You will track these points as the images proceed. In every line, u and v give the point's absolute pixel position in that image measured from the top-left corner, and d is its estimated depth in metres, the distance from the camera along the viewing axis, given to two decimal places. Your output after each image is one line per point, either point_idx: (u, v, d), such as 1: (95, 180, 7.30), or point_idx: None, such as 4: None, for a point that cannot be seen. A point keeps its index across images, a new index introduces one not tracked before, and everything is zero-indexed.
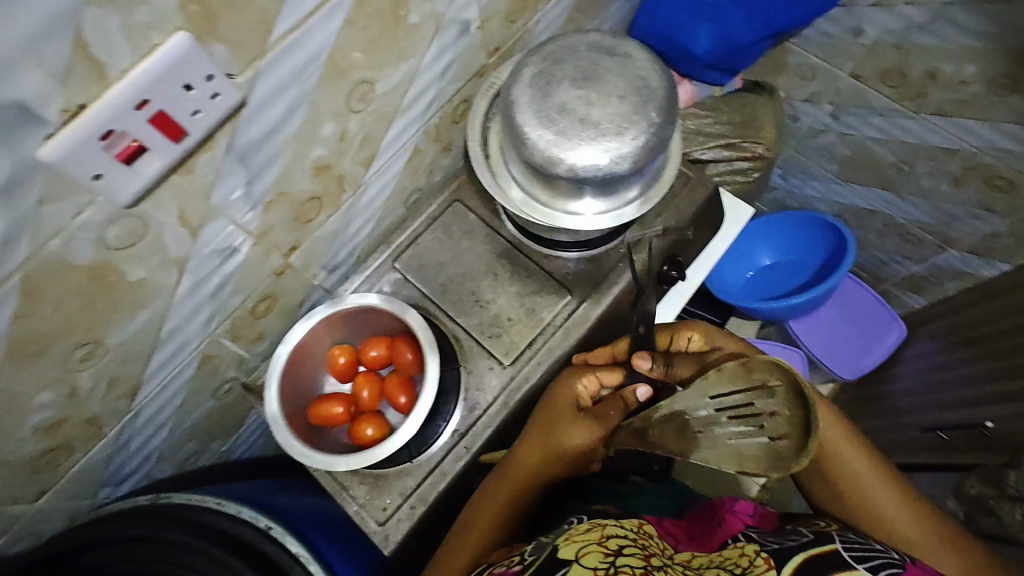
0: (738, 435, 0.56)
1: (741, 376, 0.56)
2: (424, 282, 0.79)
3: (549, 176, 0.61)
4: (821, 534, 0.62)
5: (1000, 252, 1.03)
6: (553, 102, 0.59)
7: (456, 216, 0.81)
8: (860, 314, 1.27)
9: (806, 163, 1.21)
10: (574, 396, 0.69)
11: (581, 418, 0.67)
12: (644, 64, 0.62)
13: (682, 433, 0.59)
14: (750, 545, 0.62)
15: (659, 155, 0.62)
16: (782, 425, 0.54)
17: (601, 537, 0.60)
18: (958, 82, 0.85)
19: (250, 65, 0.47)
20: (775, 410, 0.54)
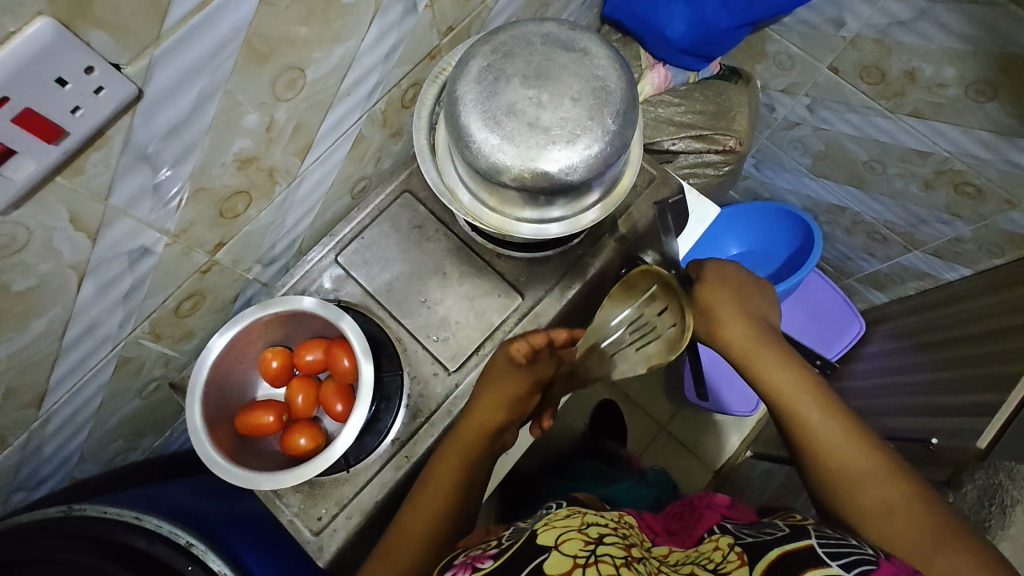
0: (639, 343, 0.66)
1: (625, 294, 0.67)
2: (369, 278, 0.74)
3: (497, 183, 0.56)
4: (796, 527, 0.55)
5: (963, 256, 1.02)
6: (500, 102, 0.54)
7: (405, 208, 0.76)
8: (823, 309, 1.27)
9: (778, 155, 1.18)
10: (506, 352, 0.63)
11: (521, 373, 0.64)
12: (604, 63, 0.57)
13: (605, 356, 0.68)
14: (724, 537, 0.57)
15: (617, 162, 0.58)
16: (670, 315, 0.66)
17: (582, 525, 0.55)
18: (937, 85, 0.82)
19: (143, 53, 0.41)
20: (660, 304, 0.66)
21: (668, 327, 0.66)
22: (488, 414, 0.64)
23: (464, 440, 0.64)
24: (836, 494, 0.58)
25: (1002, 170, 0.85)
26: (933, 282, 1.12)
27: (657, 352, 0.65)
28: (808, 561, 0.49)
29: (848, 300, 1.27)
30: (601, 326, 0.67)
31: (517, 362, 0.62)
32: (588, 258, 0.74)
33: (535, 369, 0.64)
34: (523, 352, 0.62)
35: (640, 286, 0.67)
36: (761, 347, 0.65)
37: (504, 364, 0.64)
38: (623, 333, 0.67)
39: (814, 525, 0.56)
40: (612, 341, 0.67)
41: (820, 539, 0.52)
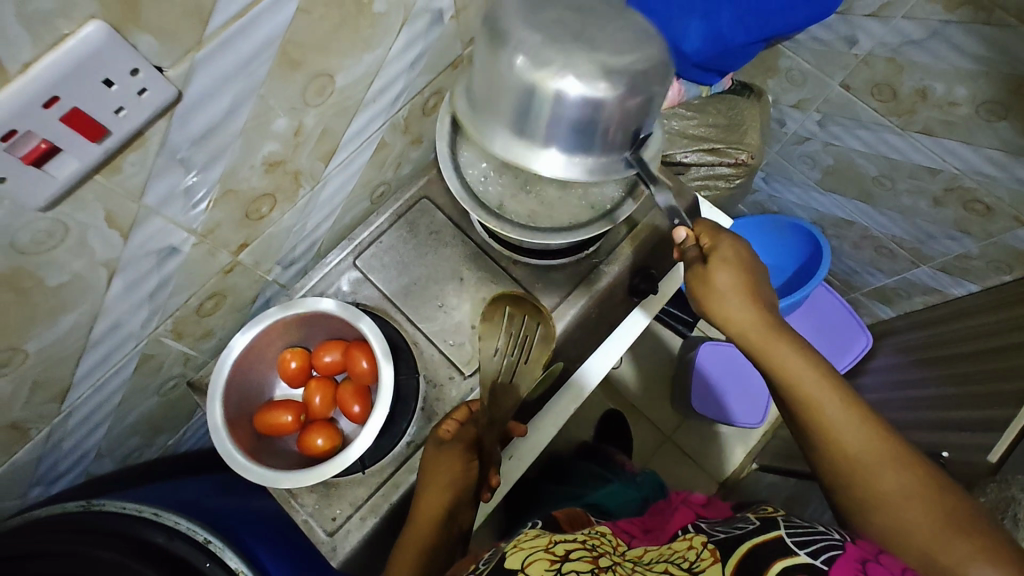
0: (524, 357, 0.70)
1: (493, 326, 0.71)
2: (386, 282, 0.75)
3: (514, 91, 0.52)
4: (767, 520, 0.54)
5: (971, 273, 1.03)
6: (541, 17, 0.52)
7: (423, 214, 0.77)
8: (829, 323, 1.27)
9: (788, 169, 1.19)
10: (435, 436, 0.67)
11: (451, 452, 0.66)
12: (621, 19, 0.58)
13: (508, 387, 0.70)
14: (698, 536, 0.56)
15: (644, 110, 0.54)
16: (530, 321, 0.71)
17: (549, 543, 0.56)
18: (948, 104, 0.83)
19: (184, 57, 0.42)
20: (521, 318, 0.71)
21: (534, 333, 0.71)
22: (436, 495, 0.65)
23: (420, 523, 0.65)
24: (849, 484, 0.56)
25: (1012, 189, 0.87)
26: (940, 298, 1.13)
27: (542, 350, 0.71)
28: (776, 551, 0.48)
29: (855, 313, 1.28)
30: (487, 366, 0.69)
31: (445, 440, 0.66)
32: (603, 266, 0.75)
33: (461, 439, 0.66)
34: (449, 429, 0.67)
35: (496, 318, 0.71)
36: (771, 328, 0.63)
37: (433, 447, 0.66)
38: (508, 361, 0.70)
39: (784, 516, 0.55)
40: (505, 372, 0.69)
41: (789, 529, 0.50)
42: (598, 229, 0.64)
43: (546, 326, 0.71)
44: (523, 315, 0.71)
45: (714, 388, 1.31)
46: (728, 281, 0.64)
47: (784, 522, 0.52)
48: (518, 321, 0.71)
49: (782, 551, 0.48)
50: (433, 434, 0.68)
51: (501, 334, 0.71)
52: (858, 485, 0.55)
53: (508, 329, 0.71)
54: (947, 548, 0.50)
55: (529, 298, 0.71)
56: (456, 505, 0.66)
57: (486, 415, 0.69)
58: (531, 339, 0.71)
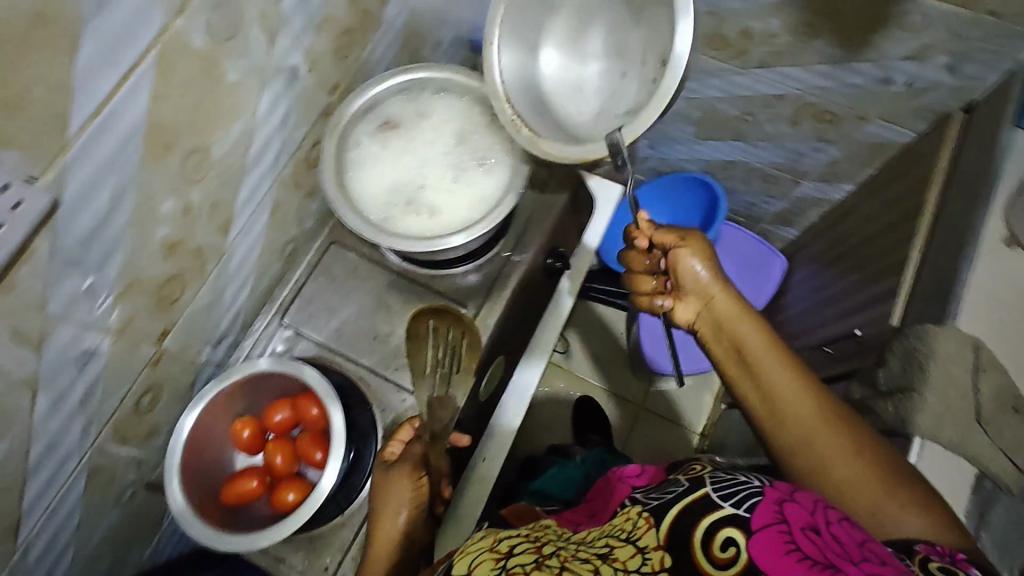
0: (456, 366, 0.72)
1: (419, 340, 0.71)
2: (318, 331, 0.77)
3: None
4: (695, 479, 0.55)
5: (843, 175, 1.15)
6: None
7: (335, 257, 0.80)
8: (745, 256, 1.36)
9: (665, 130, 1.29)
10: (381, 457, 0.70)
11: (397, 473, 0.67)
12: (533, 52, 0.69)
13: (443, 399, 0.71)
14: (634, 507, 0.56)
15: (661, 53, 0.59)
16: (454, 330, 0.71)
17: (494, 542, 0.55)
18: (769, 37, 0.94)
19: (51, 162, 0.44)
20: (445, 329, 0.72)
21: (462, 340, 0.71)
22: (386, 521, 0.65)
23: (378, 555, 0.64)
24: (790, 447, 0.56)
25: (845, 94, 0.98)
26: (828, 205, 1.24)
27: (472, 357, 0.71)
28: (703, 511, 0.49)
29: (764, 241, 1.38)
30: (420, 385, 0.71)
31: (390, 462, 0.68)
32: (514, 257, 0.80)
33: (408, 458, 0.67)
34: (393, 450, 0.69)
35: (422, 332, 0.71)
36: (732, 309, 0.64)
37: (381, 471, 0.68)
38: (440, 372, 0.71)
39: (710, 472, 0.55)
40: (439, 385, 0.71)
41: (713, 484, 0.51)
42: (497, 216, 0.68)
43: (471, 332, 0.70)
44: (447, 324, 0.71)
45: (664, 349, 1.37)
46: (696, 263, 0.66)
47: (709, 479, 0.53)
48: (441, 330, 0.71)
49: (710, 507, 0.49)
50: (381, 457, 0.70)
51: (433, 345, 0.72)
52: (799, 449, 0.56)
53: (435, 340, 0.71)
54: (885, 501, 0.51)
55: (450, 309, 0.71)
56: (410, 528, 0.65)
57: (428, 430, 0.70)
58: (460, 348, 0.71)
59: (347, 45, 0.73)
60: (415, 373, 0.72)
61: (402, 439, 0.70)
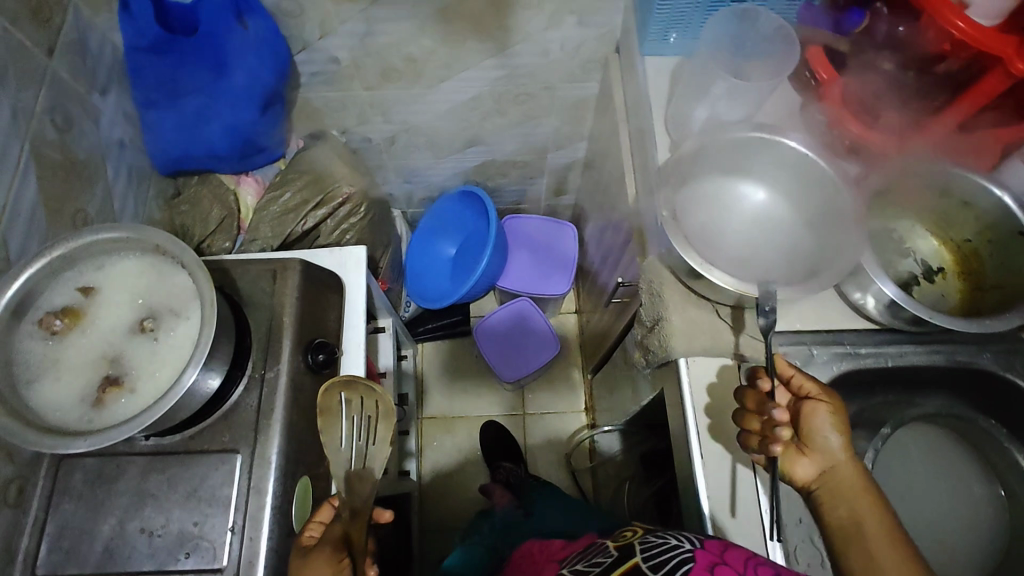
0: (372, 439, 0.76)
1: (328, 417, 0.75)
2: (83, 563, 0.66)
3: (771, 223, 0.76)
4: (624, 548, 0.61)
5: (572, 137, 1.22)
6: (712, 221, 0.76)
7: (71, 475, 0.69)
8: (537, 239, 1.41)
9: (409, 164, 1.29)
10: (301, 543, 0.69)
11: (319, 554, 0.67)
12: (707, 184, 0.77)
13: (361, 473, 0.74)
14: None
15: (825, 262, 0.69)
16: (370, 402, 0.77)
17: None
18: (429, 53, 0.98)
19: None
20: (356, 400, 0.76)
21: (377, 410, 0.77)
22: None
23: None
24: None
25: (523, 75, 1.04)
26: (579, 165, 1.31)
27: (387, 428, 0.76)
28: None
29: (545, 217, 1.43)
30: (336, 458, 0.74)
31: (308, 547, 0.69)
32: (269, 373, 0.74)
33: (329, 539, 0.69)
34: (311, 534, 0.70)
35: (333, 406, 0.76)
36: (846, 468, 0.59)
37: (300, 556, 0.68)
38: (357, 445, 0.75)
39: (643, 536, 0.62)
40: (356, 459, 0.75)
41: (643, 553, 0.58)
42: (204, 353, 0.62)
43: (384, 401, 0.77)
44: (365, 393, 0.76)
45: (510, 350, 1.41)
46: (825, 423, 0.59)
47: (638, 546, 0.59)
48: (351, 403, 0.76)
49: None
50: (301, 542, 0.70)
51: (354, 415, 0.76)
52: None
53: (349, 414, 0.76)
54: None
55: (359, 379, 0.76)
56: None
57: (346, 506, 0.72)
58: (376, 418, 0.76)
59: None
60: (328, 449, 0.74)
61: (322, 521, 0.72)
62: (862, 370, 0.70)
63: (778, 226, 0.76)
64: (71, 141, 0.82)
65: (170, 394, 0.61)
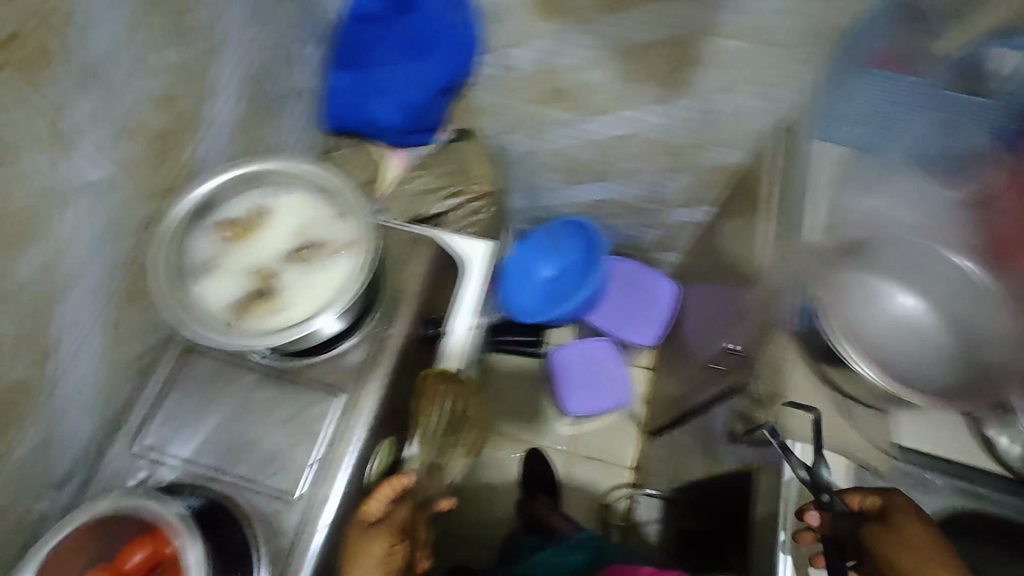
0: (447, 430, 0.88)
1: (429, 396, 0.81)
2: (180, 449, 0.71)
3: (924, 338, 0.75)
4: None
5: (703, 198, 1.23)
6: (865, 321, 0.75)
7: (193, 366, 0.74)
8: (633, 286, 1.42)
9: (537, 181, 1.33)
10: (361, 516, 0.69)
11: (377, 534, 0.68)
12: (870, 274, 0.78)
13: (433, 465, 0.85)
14: None
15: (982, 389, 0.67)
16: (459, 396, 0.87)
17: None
18: (601, 84, 1.02)
19: None
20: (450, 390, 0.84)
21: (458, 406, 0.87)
22: None
23: None
24: None
25: (680, 127, 1.07)
26: (699, 227, 1.31)
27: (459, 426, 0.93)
28: None
29: (648, 267, 1.44)
30: (422, 446, 0.82)
31: (371, 522, 0.69)
32: (386, 331, 0.77)
33: (391, 522, 0.70)
34: (375, 510, 0.70)
35: (435, 390, 0.82)
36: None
37: (360, 529, 0.69)
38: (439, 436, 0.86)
39: None
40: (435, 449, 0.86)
41: None
42: (350, 295, 0.66)
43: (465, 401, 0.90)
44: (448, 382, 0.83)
45: (576, 386, 1.41)
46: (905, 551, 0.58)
47: None
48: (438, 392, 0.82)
49: None
50: (359, 517, 0.70)
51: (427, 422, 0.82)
52: None
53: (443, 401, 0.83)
54: None
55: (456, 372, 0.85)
56: None
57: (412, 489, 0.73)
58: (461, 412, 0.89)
59: (168, 148, 0.70)
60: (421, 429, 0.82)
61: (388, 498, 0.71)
62: (978, 514, 0.66)
63: (929, 341, 0.75)
64: (275, 77, 0.90)
65: (308, 322, 0.65)
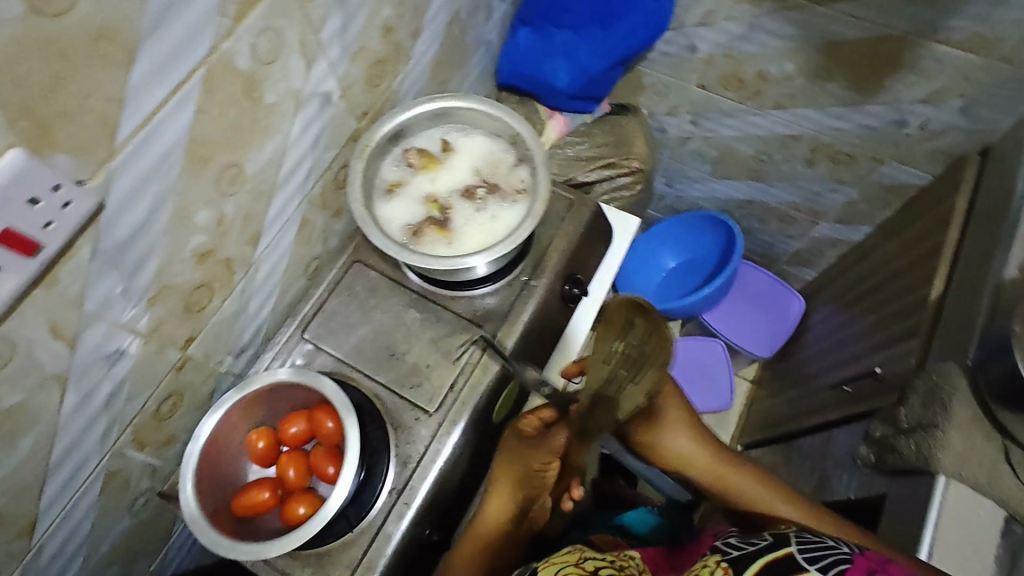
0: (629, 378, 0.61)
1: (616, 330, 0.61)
2: (337, 346, 0.78)
3: None
4: (778, 536, 0.64)
5: (861, 217, 1.15)
6: None
7: (358, 276, 0.81)
8: (758, 294, 1.38)
9: (683, 170, 1.31)
10: (518, 428, 0.78)
11: (535, 455, 0.74)
12: None
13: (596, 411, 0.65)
14: (713, 556, 0.65)
15: None
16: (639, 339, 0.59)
17: (579, 559, 0.65)
18: (785, 78, 0.98)
19: (101, 168, 0.47)
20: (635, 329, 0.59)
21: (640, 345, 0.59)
22: (501, 498, 0.75)
23: (483, 523, 0.75)
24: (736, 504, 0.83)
25: (859, 136, 1.01)
26: (846, 246, 1.24)
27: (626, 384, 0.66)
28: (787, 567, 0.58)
29: (778, 278, 1.38)
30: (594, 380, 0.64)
31: (525, 435, 0.77)
32: (532, 281, 0.81)
33: (547, 446, 0.74)
34: (533, 425, 0.77)
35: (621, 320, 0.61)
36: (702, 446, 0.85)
37: (514, 439, 0.77)
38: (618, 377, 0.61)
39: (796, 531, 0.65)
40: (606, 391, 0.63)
41: (797, 545, 0.60)
42: (520, 238, 0.69)
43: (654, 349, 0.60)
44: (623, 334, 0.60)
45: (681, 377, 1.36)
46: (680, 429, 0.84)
47: (794, 538, 0.62)
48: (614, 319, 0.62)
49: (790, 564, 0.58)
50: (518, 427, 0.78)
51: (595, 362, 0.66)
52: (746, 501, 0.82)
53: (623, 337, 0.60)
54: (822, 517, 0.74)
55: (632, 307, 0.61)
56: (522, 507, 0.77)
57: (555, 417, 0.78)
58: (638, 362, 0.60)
59: (379, 74, 0.76)
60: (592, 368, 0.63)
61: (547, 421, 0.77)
62: None
63: None
64: (470, 24, 0.94)
65: (477, 256, 0.69)
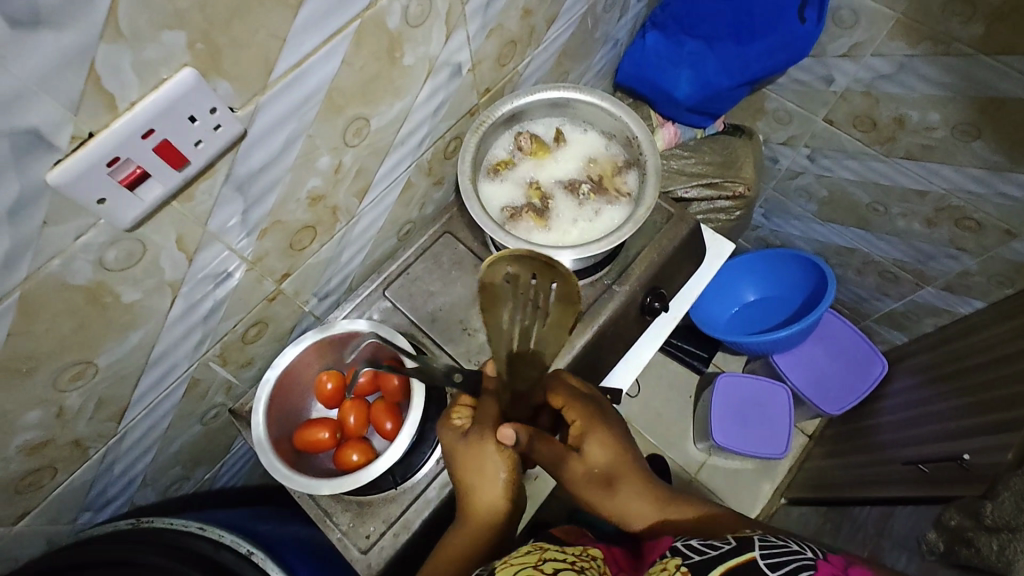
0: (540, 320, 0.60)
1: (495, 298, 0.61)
2: (414, 310, 0.80)
3: None
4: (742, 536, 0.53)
5: (976, 290, 1.07)
6: None
7: (446, 246, 0.83)
8: (840, 348, 1.31)
9: (785, 204, 1.26)
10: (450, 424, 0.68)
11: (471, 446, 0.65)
12: None
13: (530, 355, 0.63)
14: (672, 558, 0.53)
15: None
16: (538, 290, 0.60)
17: (538, 561, 0.54)
18: (925, 128, 0.92)
19: (251, 99, 0.49)
20: (532, 280, 0.59)
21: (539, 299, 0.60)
22: (488, 489, 0.65)
23: (475, 512, 0.65)
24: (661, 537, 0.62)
25: (996, 204, 0.93)
26: (949, 317, 1.15)
27: (563, 317, 0.60)
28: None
29: (863, 335, 1.30)
30: (498, 341, 0.62)
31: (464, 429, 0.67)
32: (615, 286, 0.80)
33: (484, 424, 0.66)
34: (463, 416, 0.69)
35: (499, 282, 0.60)
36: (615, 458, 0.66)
37: (457, 439, 0.67)
38: (522, 326, 0.61)
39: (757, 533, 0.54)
40: (521, 341, 0.62)
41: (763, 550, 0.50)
42: (618, 240, 0.68)
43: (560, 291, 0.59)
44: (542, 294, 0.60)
45: (736, 416, 1.31)
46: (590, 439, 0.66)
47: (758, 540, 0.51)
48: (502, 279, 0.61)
49: None
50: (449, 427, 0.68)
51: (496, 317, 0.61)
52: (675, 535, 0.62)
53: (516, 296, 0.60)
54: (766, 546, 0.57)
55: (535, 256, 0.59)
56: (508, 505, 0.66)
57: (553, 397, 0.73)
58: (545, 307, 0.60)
59: (508, 54, 0.77)
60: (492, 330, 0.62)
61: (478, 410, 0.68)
62: None
63: None
64: (604, 20, 0.93)
65: (570, 250, 0.69)
